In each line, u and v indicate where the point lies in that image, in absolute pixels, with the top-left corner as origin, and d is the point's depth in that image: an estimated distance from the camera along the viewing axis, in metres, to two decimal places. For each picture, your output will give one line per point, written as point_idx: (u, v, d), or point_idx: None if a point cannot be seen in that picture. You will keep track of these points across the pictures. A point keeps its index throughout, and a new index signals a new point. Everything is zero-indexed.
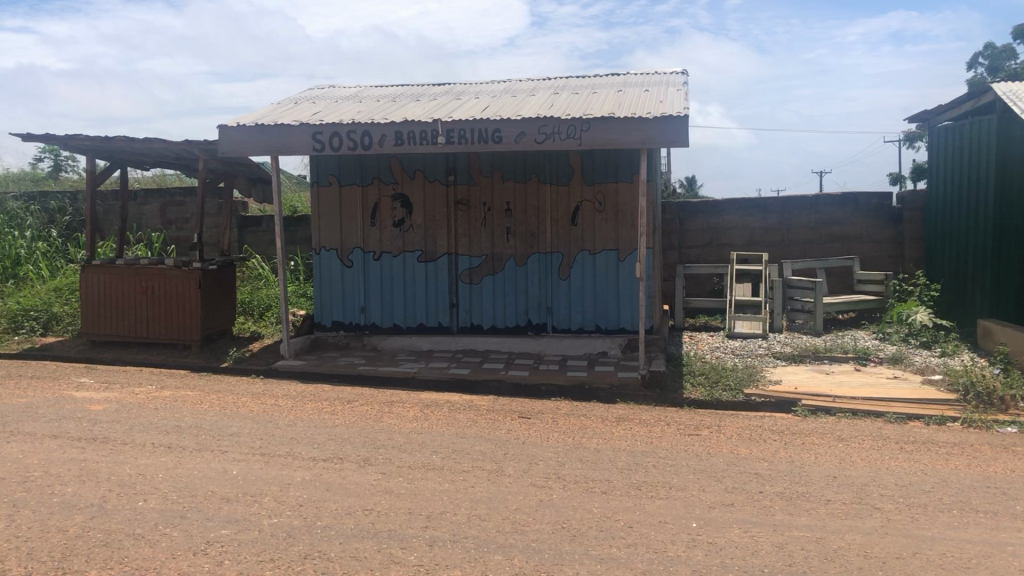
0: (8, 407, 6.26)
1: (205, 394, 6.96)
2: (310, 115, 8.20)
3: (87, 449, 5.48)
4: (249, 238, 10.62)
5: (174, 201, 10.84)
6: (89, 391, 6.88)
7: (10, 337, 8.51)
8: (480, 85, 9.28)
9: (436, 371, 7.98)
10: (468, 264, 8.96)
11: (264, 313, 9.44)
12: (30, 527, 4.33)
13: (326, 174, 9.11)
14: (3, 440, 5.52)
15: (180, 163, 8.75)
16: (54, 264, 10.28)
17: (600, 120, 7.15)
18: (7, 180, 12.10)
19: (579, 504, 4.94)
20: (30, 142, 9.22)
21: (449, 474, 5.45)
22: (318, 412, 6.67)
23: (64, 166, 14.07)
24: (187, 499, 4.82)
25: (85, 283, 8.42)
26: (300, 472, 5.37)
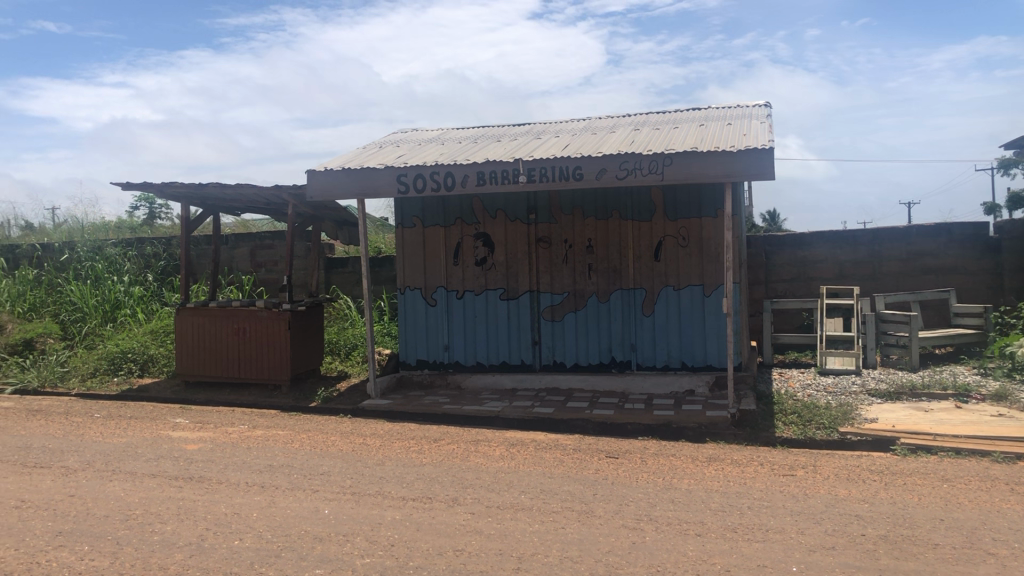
0: (109, 446, 6.45)
1: (296, 433, 7.06)
2: (394, 159, 8.34)
3: (185, 488, 5.60)
4: (335, 279, 10.81)
5: (264, 245, 11.12)
6: (185, 430, 7.04)
7: (110, 378, 8.80)
8: (559, 123, 9.33)
9: (520, 409, 7.93)
10: (551, 301, 8.94)
11: (350, 352, 9.56)
12: (133, 565, 4.42)
13: (409, 215, 9.25)
14: (105, 479, 5.68)
15: (270, 207, 8.99)
16: (151, 308, 10.62)
17: (682, 154, 7.10)
18: (107, 227, 12.60)
19: (673, 547, 4.82)
20: (128, 190, 9.60)
21: (539, 515, 5.39)
22: (406, 451, 6.69)
23: (159, 213, 14.58)
24: (283, 539, 4.86)
25: (180, 325, 8.67)
26: (390, 512, 5.38)
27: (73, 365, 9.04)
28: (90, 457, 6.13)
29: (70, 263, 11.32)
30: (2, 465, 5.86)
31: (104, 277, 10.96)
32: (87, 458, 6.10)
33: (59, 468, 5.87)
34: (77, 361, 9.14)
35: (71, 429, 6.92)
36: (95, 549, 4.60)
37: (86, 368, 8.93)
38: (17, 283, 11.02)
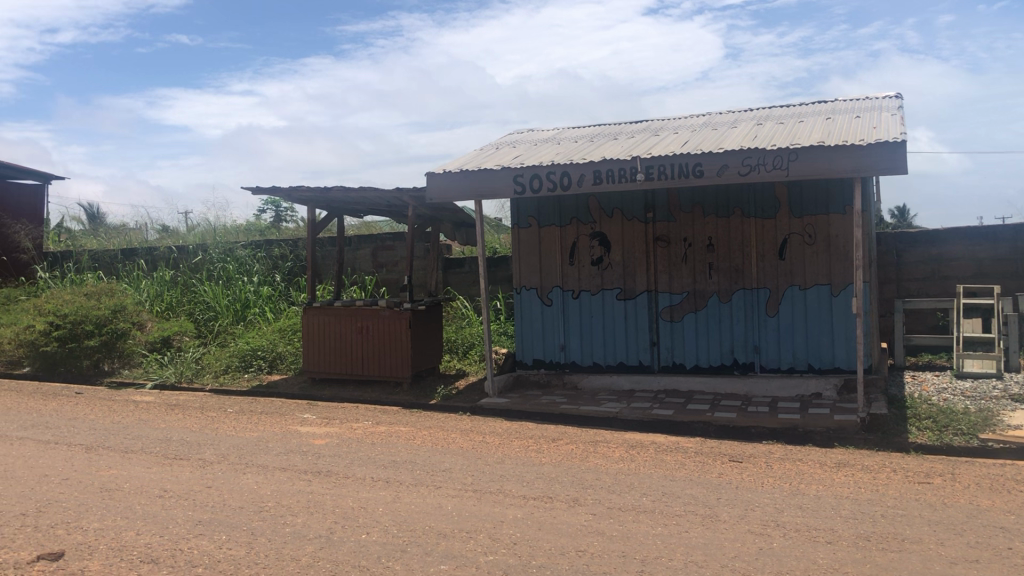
0: (242, 440, 6.71)
1: (417, 430, 7.18)
2: (511, 159, 8.38)
3: (314, 482, 5.76)
4: (453, 279, 10.95)
5: (384, 246, 11.38)
6: (312, 425, 7.26)
7: (242, 375, 9.16)
8: (678, 119, 9.19)
9: (639, 411, 7.83)
10: (669, 301, 8.81)
11: (468, 351, 9.66)
12: (267, 555, 4.58)
13: (525, 215, 9.29)
14: (240, 471, 5.91)
15: (391, 209, 9.18)
16: (279, 307, 11.02)
17: (809, 149, 6.87)
18: (237, 230, 13.15)
19: (802, 554, 4.67)
20: (258, 194, 9.99)
21: (662, 518, 5.31)
22: (525, 450, 6.71)
23: (284, 215, 15.11)
24: (408, 534, 4.94)
25: (307, 323, 8.95)
26: (512, 510, 5.39)
27: (208, 362, 9.46)
28: (225, 450, 6.39)
29: (204, 264, 11.87)
30: (145, 455, 6.18)
31: (235, 277, 11.44)
32: (222, 451, 6.37)
33: (197, 460, 6.14)
34: (212, 358, 9.56)
35: (207, 423, 7.24)
36: (232, 539, 4.79)
37: (219, 365, 9.33)
38: (156, 284, 11.62)
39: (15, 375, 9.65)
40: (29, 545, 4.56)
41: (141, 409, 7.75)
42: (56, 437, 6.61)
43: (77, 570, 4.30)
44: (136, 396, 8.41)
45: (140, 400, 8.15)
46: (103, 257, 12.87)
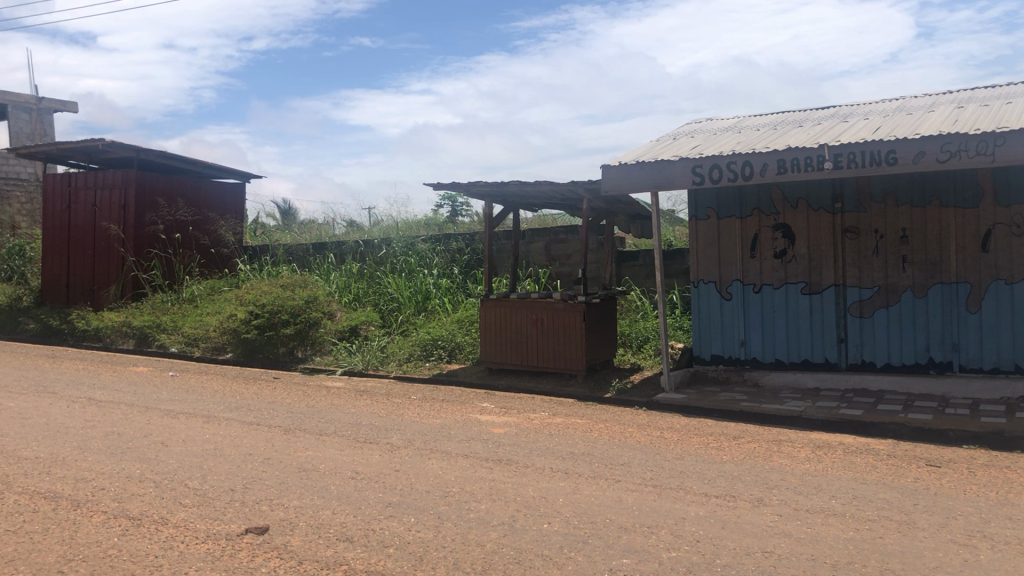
0: (426, 426, 6.94)
1: (594, 423, 7.19)
2: (689, 150, 8.23)
3: (495, 470, 5.88)
4: (628, 272, 10.88)
5: (558, 239, 11.46)
6: (491, 415, 7.41)
7: (423, 363, 9.47)
8: (869, 105, 8.74)
9: (825, 410, 7.51)
10: (858, 296, 8.39)
11: (643, 345, 9.57)
12: (454, 539, 4.71)
13: (704, 207, 9.11)
14: (425, 457, 6.11)
15: (566, 203, 9.23)
16: (457, 298, 11.31)
17: (1018, 132, 6.35)
18: (417, 224, 13.60)
19: (1014, 569, 4.32)
20: (438, 189, 10.29)
21: (854, 522, 5.06)
22: (705, 447, 6.58)
23: (460, 210, 15.50)
24: (589, 526, 4.95)
25: (484, 315, 9.15)
26: (693, 507, 5.30)
27: (392, 350, 9.84)
28: (410, 436, 6.63)
29: (387, 258, 12.37)
30: (337, 438, 6.51)
31: (415, 270, 11.85)
32: (408, 437, 6.61)
33: (385, 444, 6.41)
34: (395, 347, 9.94)
35: (392, 409, 7.54)
36: (419, 522, 4.96)
37: (402, 353, 9.68)
38: (343, 276, 12.21)
39: (219, 360, 10.41)
40: (238, 519, 4.89)
41: (332, 394, 8.17)
42: (258, 418, 7.07)
43: (281, 544, 4.57)
44: (327, 382, 8.88)
45: (331, 386, 8.59)
46: (295, 251, 13.66)
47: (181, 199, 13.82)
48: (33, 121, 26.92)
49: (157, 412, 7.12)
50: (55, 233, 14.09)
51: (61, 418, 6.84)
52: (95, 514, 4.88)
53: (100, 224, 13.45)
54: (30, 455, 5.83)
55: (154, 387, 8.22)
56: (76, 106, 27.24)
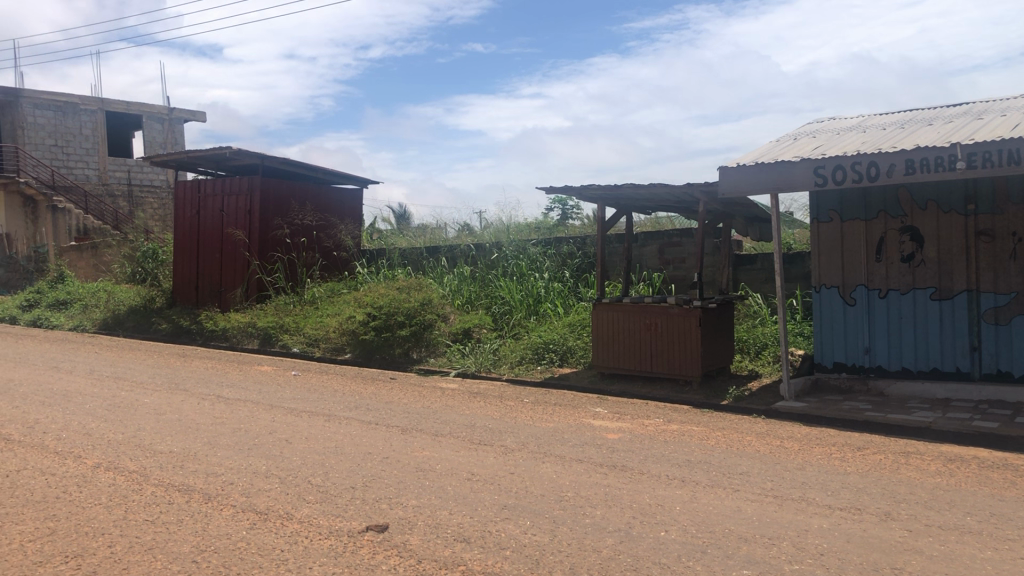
0: (540, 430, 6.96)
1: (711, 431, 7.05)
2: (811, 151, 7.99)
3: (610, 475, 5.84)
4: (744, 277, 10.65)
5: (672, 242, 11.32)
6: (605, 420, 7.36)
7: (535, 367, 9.50)
8: (1007, 100, 8.29)
9: (957, 422, 7.15)
10: (993, 302, 7.96)
11: (761, 351, 9.34)
12: (570, 544, 4.69)
13: (826, 210, 8.87)
14: (540, 460, 6.12)
15: (681, 206, 9.10)
16: (568, 302, 11.30)
17: None
18: (527, 228, 13.65)
19: None
20: (550, 194, 10.30)
21: (991, 541, 4.79)
22: (828, 458, 6.36)
23: (570, 213, 15.49)
24: (708, 535, 4.85)
25: (597, 320, 9.11)
26: (816, 520, 5.13)
27: (504, 353, 9.89)
28: (524, 439, 6.65)
29: (499, 261, 12.47)
30: (453, 440, 6.59)
31: (527, 274, 11.90)
32: (522, 440, 6.63)
33: (500, 446, 6.45)
34: (508, 350, 9.99)
35: (505, 412, 7.59)
36: (535, 525, 4.95)
37: (515, 356, 9.73)
38: (456, 279, 12.38)
39: (339, 360, 10.70)
40: (358, 516, 5.01)
41: (446, 396, 8.28)
42: (376, 418, 7.23)
43: (401, 542, 4.65)
44: (442, 383, 9.01)
45: (446, 387, 8.71)
46: (410, 254, 13.93)
47: (302, 204, 14.30)
48: (165, 131, 28.33)
49: (281, 410, 7.37)
50: (185, 236, 14.79)
51: (192, 414, 7.16)
52: (225, 508, 5.08)
53: (226, 229, 14.04)
54: (165, 449, 6.12)
55: (278, 385, 8.51)
56: (205, 117, 28.56)
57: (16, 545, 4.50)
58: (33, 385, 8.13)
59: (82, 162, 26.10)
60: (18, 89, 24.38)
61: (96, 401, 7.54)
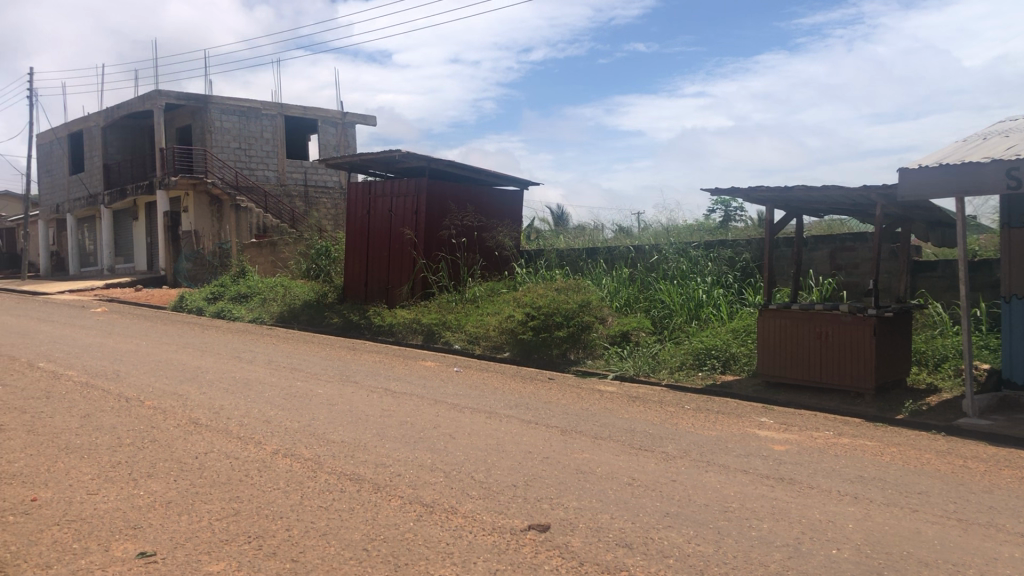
0: (703, 438, 6.81)
1: (886, 446, 6.69)
2: (1003, 151, 7.44)
3: (777, 488, 5.64)
4: (924, 284, 10.07)
5: (844, 247, 10.84)
6: (770, 430, 7.13)
7: (696, 372, 9.32)
8: None
9: None
10: None
11: (941, 364, 8.80)
12: (735, 556, 4.56)
13: (1019, 215, 8.26)
14: (703, 469, 5.99)
15: (857, 209, 8.69)
16: (732, 306, 11.03)
17: None
18: (687, 230, 13.41)
19: None
20: (716, 195, 10.06)
21: None
22: (1018, 481, 5.90)
23: (734, 215, 15.10)
24: (884, 557, 4.60)
25: (763, 327, 8.84)
26: (1007, 548, 4.76)
27: (664, 357, 9.74)
28: (686, 446, 6.53)
29: (659, 263, 12.32)
30: (613, 443, 6.54)
31: (688, 277, 11.71)
32: (684, 447, 6.51)
33: (661, 453, 6.36)
34: (667, 354, 9.83)
35: (665, 418, 7.48)
36: (699, 535, 4.85)
37: (675, 361, 9.57)
38: (615, 281, 12.31)
39: (498, 358, 10.87)
40: (520, 515, 5.05)
41: (605, 398, 8.26)
42: (536, 418, 7.29)
43: (563, 543, 4.66)
44: (600, 385, 8.99)
45: (605, 390, 8.68)
46: (569, 255, 13.98)
47: (465, 206, 14.64)
48: (338, 135, 29.65)
49: (444, 406, 7.56)
50: (354, 235, 15.41)
51: (362, 405, 7.45)
52: (393, 498, 5.25)
53: (393, 229, 14.55)
54: (336, 439, 6.40)
55: (442, 381, 8.74)
56: (375, 120, 29.68)
57: (205, 522, 4.81)
58: (219, 373, 8.70)
59: (263, 164, 27.67)
60: (207, 96, 26.14)
61: (274, 390, 7.98)
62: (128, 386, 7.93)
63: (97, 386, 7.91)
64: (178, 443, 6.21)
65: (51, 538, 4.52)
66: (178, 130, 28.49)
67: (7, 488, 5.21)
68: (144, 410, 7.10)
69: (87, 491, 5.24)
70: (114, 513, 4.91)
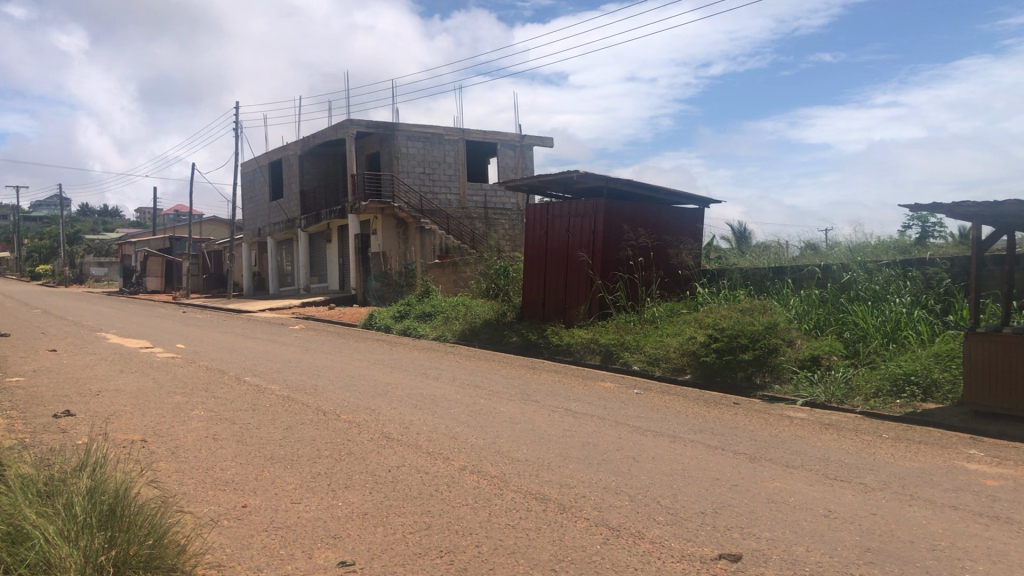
0: (905, 469, 6.40)
1: None
2: None
3: (992, 527, 5.20)
4: None
5: None
6: (982, 464, 6.61)
7: (894, 400, 8.79)
8: None
9: None
10: None
11: None
12: None
13: None
14: (906, 503, 5.62)
15: None
16: (932, 329, 10.32)
17: None
18: (881, 248, 12.72)
19: None
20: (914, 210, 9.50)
21: None
22: None
23: (933, 231, 14.19)
24: None
25: (970, 351, 8.22)
26: None
27: (858, 383, 9.24)
28: (887, 478, 6.16)
29: (851, 284, 11.74)
30: (806, 472, 6.27)
31: (883, 298, 11.09)
32: (884, 479, 6.14)
33: (858, 484, 6.02)
34: (862, 379, 9.33)
35: (862, 447, 7.09)
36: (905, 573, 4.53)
37: (869, 387, 9.07)
38: (803, 302, 11.84)
39: (679, 380, 10.72)
40: (710, 543, 4.91)
41: (795, 425, 7.93)
42: (723, 443, 7.10)
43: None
44: (789, 411, 8.65)
45: (793, 416, 8.34)
46: (752, 276, 13.59)
47: (644, 226, 14.54)
48: (516, 157, 30.26)
49: (627, 428, 7.49)
50: (533, 255, 15.62)
51: (544, 425, 7.51)
52: (580, 520, 5.24)
53: (571, 249, 14.64)
54: (521, 457, 6.47)
55: (623, 403, 8.66)
56: (552, 142, 30.08)
57: (399, 535, 4.98)
58: (408, 389, 9.02)
59: (445, 188, 28.62)
60: (394, 124, 27.35)
61: (460, 407, 8.18)
62: (325, 400, 8.37)
63: (298, 400, 8.40)
64: (372, 456, 6.48)
65: (261, 543, 4.81)
66: (366, 156, 29.98)
67: (221, 494, 5.59)
68: (340, 423, 7.45)
69: (291, 500, 5.55)
70: (316, 522, 5.17)
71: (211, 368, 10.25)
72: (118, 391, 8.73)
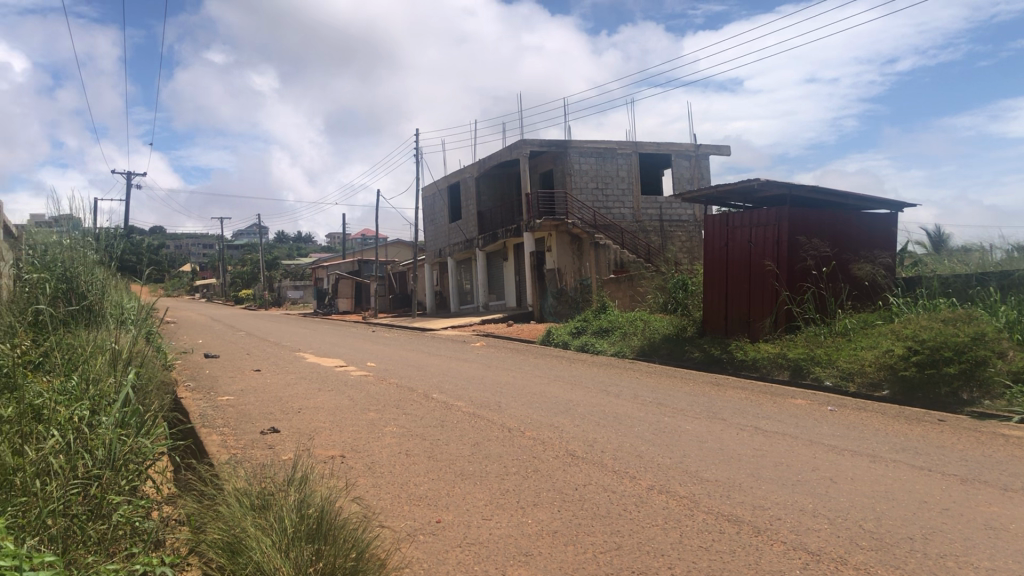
0: None
1: None
2: None
3: None
4: None
5: None
6: None
7: None
8: None
9: None
10: None
11: None
12: None
13: None
14: None
15: None
16: None
17: None
18: None
19: None
20: None
21: None
22: None
23: None
24: None
25: None
26: None
27: None
28: None
29: None
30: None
31: None
32: None
33: None
34: None
35: None
36: None
37: None
38: (1014, 310, 10.93)
39: (876, 397, 10.17)
40: (921, 571, 4.59)
41: (1011, 444, 7.31)
42: (930, 464, 6.64)
43: None
44: (1003, 429, 8.00)
45: (1010, 435, 7.69)
46: (955, 282, 12.70)
47: (830, 234, 13.91)
48: (692, 167, 29.76)
49: (822, 447, 7.16)
50: (714, 267, 15.26)
51: (733, 444, 7.30)
52: (776, 544, 5.04)
53: (753, 260, 14.19)
54: (711, 477, 6.31)
55: (816, 420, 8.27)
56: (729, 150, 29.38)
57: (590, 554, 4.96)
58: (590, 406, 9.01)
59: (619, 203, 28.54)
60: (566, 141, 27.59)
61: (645, 425, 8.08)
62: (510, 417, 8.50)
63: (484, 417, 8.58)
64: (558, 474, 6.51)
65: (456, 559, 4.93)
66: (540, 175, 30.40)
67: (416, 509, 5.78)
68: (526, 440, 7.54)
69: (482, 516, 5.66)
70: (507, 539, 5.24)
71: (401, 386, 10.66)
72: (317, 408, 9.23)
